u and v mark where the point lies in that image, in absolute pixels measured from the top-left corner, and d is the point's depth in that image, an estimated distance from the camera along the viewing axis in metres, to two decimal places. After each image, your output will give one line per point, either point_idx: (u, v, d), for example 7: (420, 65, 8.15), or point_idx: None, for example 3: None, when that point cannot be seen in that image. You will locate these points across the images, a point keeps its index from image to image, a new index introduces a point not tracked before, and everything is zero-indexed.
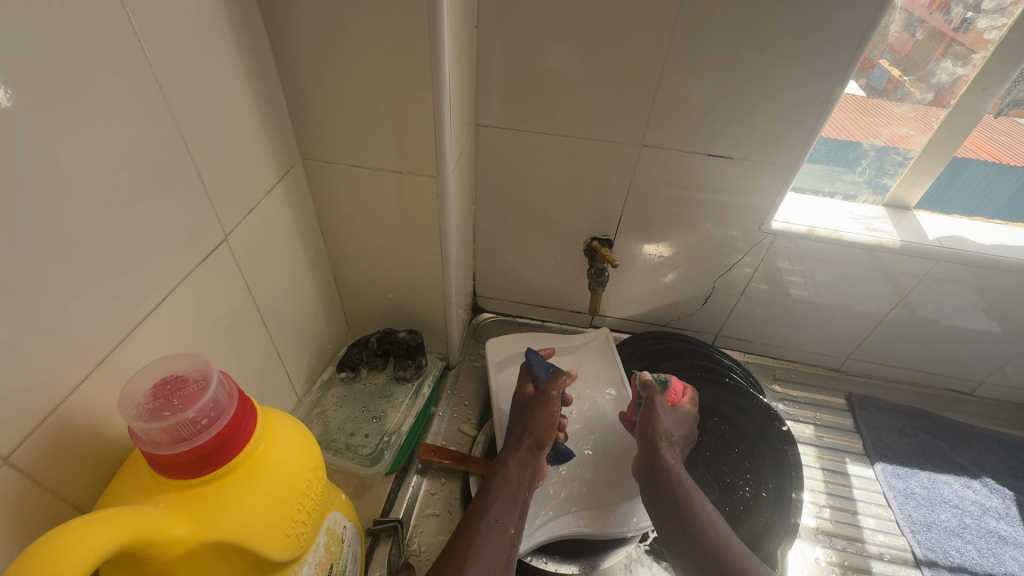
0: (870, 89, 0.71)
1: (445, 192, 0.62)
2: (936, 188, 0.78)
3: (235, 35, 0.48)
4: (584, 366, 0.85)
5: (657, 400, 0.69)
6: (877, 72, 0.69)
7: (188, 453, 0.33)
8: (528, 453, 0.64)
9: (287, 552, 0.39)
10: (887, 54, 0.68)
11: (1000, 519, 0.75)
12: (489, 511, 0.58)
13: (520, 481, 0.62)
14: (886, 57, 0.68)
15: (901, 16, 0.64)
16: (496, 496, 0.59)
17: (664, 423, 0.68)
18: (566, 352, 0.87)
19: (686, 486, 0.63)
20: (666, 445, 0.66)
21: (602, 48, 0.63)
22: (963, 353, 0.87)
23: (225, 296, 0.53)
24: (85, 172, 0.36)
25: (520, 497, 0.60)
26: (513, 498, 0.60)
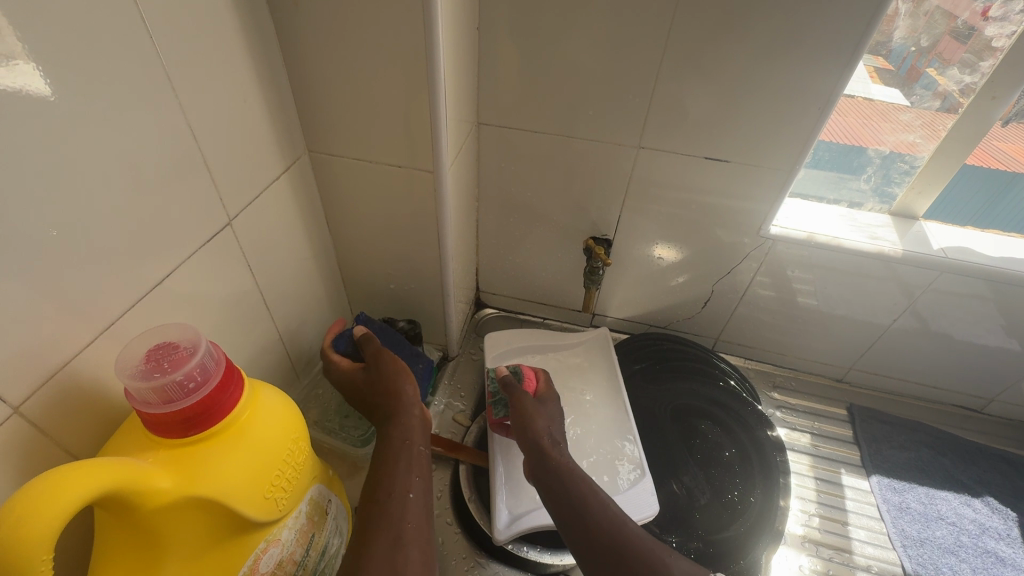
0: (916, 97, 0.70)
1: (442, 187, 0.65)
2: (979, 207, 0.77)
3: (244, 33, 0.51)
4: (578, 363, 0.86)
5: (520, 396, 0.69)
6: (925, 80, 0.69)
7: (175, 413, 0.37)
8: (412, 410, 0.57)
9: (265, 513, 0.42)
10: (935, 62, 0.67)
11: (1000, 540, 0.73)
12: (388, 483, 0.51)
13: (406, 441, 0.54)
14: (936, 66, 0.67)
15: (950, 25, 0.64)
16: (397, 466, 0.52)
17: (538, 416, 0.67)
18: (562, 348, 0.88)
19: (574, 470, 0.61)
20: (544, 437, 0.64)
21: (598, 50, 0.64)
22: (972, 368, 0.85)
23: (229, 277, 0.56)
24: (98, 156, 0.40)
25: (412, 455, 0.54)
26: (409, 460, 0.53)
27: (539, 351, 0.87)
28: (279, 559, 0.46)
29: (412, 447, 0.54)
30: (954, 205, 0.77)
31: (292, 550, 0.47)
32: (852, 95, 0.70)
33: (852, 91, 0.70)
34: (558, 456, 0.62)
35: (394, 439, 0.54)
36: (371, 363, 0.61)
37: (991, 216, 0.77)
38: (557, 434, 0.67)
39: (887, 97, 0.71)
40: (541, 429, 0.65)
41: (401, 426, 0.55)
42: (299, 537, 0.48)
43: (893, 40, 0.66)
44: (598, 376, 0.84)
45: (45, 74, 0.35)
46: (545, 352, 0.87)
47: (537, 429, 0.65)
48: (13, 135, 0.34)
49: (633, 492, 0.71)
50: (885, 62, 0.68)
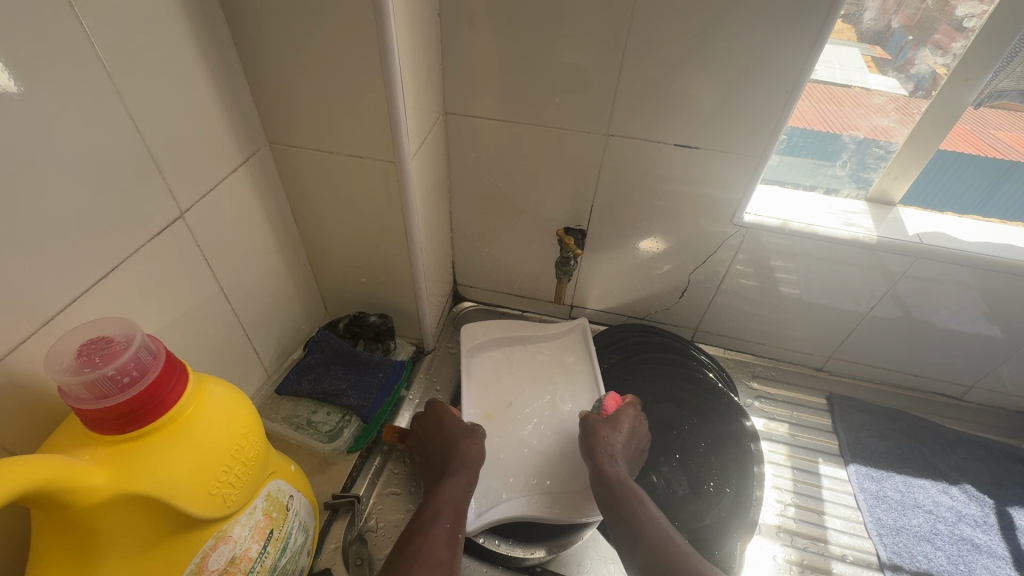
0: (915, 88, 0.68)
1: (405, 178, 0.64)
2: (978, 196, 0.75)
3: (191, 20, 0.50)
4: (554, 354, 0.85)
5: (591, 417, 0.70)
6: (921, 70, 0.67)
7: (108, 409, 0.36)
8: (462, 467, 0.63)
9: (211, 509, 0.41)
10: (933, 51, 0.65)
11: (976, 527, 0.72)
12: (423, 523, 0.56)
13: (458, 493, 0.60)
14: (931, 55, 0.65)
15: (941, 4, 0.62)
16: (436, 506, 0.58)
17: (613, 436, 0.68)
18: (540, 338, 0.87)
19: (634, 491, 0.62)
20: (607, 456, 0.66)
21: (562, 35, 0.63)
22: (951, 355, 0.84)
23: (184, 270, 0.55)
24: (28, 145, 0.39)
25: (456, 506, 0.59)
26: (453, 507, 0.58)
27: (516, 340, 0.86)
28: (232, 556, 0.45)
29: (461, 497, 0.60)
30: (946, 195, 0.76)
31: (247, 546, 0.46)
32: (850, 85, 0.70)
33: (850, 81, 0.69)
34: (615, 471, 0.64)
35: (447, 488, 0.60)
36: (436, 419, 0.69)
37: (990, 204, 0.76)
38: (626, 454, 0.68)
39: (887, 90, 0.69)
40: (610, 448, 0.67)
41: (455, 476, 0.62)
42: (256, 534, 0.47)
43: (890, 28, 0.65)
44: (574, 369, 0.83)
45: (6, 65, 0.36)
46: (520, 341, 0.86)
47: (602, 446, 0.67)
48: None
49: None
50: (883, 52, 0.67)
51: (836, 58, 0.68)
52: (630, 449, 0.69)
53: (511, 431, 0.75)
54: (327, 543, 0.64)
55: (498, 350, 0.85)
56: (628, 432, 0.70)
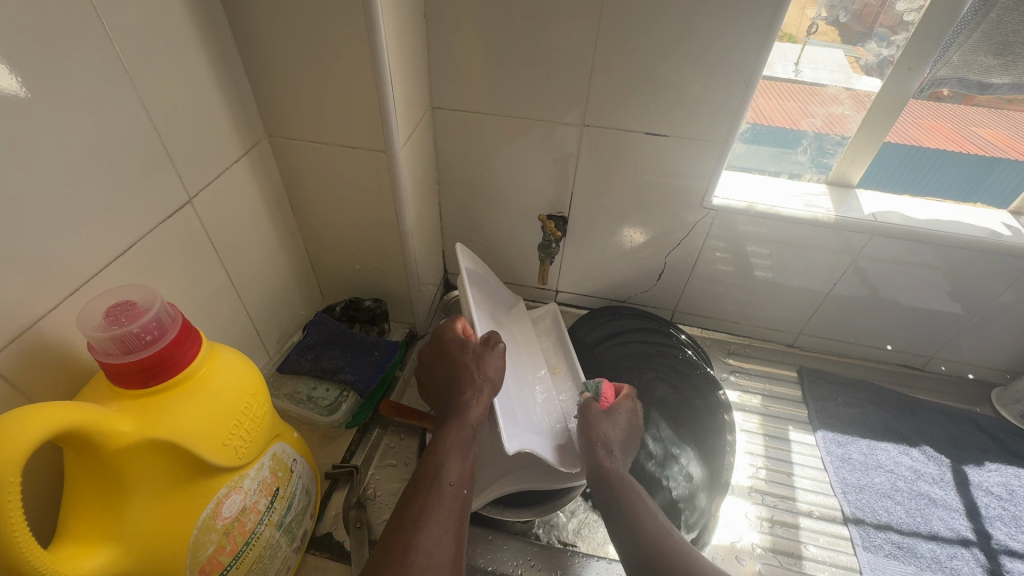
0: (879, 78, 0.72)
1: (395, 166, 0.68)
2: (966, 184, 0.80)
3: (198, 22, 0.55)
4: (512, 323, 0.87)
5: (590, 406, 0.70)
6: (886, 64, 0.71)
7: (133, 363, 0.40)
8: (473, 399, 0.62)
9: (225, 459, 0.46)
10: (895, 46, 0.69)
11: (933, 483, 0.78)
12: (432, 476, 0.56)
13: (463, 435, 0.60)
14: (891, 49, 0.70)
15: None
16: (446, 450, 0.59)
17: (610, 427, 0.69)
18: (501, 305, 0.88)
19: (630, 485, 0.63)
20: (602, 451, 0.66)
21: (539, 32, 0.68)
22: (911, 327, 0.89)
23: (192, 253, 0.60)
24: (54, 132, 0.43)
25: (469, 444, 0.60)
26: (464, 447, 0.59)
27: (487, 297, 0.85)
28: (243, 506, 0.49)
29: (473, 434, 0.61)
30: (932, 185, 0.81)
31: (256, 499, 0.51)
32: (835, 87, 0.75)
33: (834, 82, 0.74)
34: (614, 467, 0.65)
35: (460, 424, 0.61)
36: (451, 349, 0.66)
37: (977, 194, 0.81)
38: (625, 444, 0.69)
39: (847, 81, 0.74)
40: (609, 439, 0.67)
41: (465, 412, 0.61)
42: (263, 489, 0.52)
43: (872, 31, 0.70)
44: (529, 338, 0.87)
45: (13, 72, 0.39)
46: (490, 302, 0.85)
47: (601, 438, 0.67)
48: None
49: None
50: (864, 53, 0.72)
51: (819, 58, 0.73)
52: (628, 437, 0.70)
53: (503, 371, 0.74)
54: (327, 510, 0.68)
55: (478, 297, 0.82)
56: (627, 420, 0.70)
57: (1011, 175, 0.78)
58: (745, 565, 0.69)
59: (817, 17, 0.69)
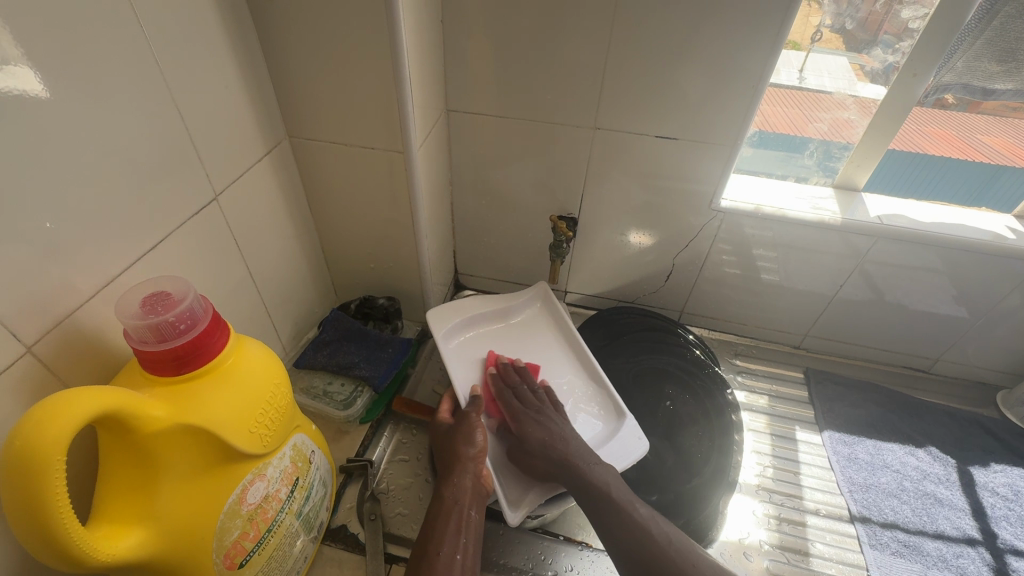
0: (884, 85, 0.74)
1: (412, 167, 0.70)
2: (975, 187, 0.82)
3: (226, 26, 0.57)
4: (540, 349, 0.83)
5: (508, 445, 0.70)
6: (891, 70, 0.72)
7: (168, 351, 0.42)
8: (469, 469, 0.64)
9: (251, 447, 0.47)
10: (899, 52, 0.71)
11: (939, 483, 0.79)
12: (434, 546, 0.58)
13: (458, 501, 0.62)
14: (898, 56, 0.71)
15: (885, 7, 0.69)
16: (441, 524, 0.60)
17: (539, 427, 0.69)
18: (525, 333, 0.84)
19: (587, 474, 0.64)
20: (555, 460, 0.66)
21: (552, 38, 0.70)
22: (917, 330, 0.90)
23: (216, 249, 0.62)
24: (92, 127, 0.45)
25: (462, 517, 0.61)
26: (458, 518, 0.60)
27: (501, 335, 0.83)
28: (266, 494, 0.51)
29: (463, 508, 0.62)
30: (943, 190, 0.82)
31: (278, 487, 0.52)
32: (838, 93, 0.77)
33: (837, 88, 0.76)
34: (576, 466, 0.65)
35: (446, 499, 0.62)
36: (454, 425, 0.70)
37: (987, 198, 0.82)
38: (563, 427, 0.70)
39: (854, 89, 0.76)
40: (540, 438, 0.67)
41: (452, 487, 0.63)
42: (284, 478, 0.53)
43: (877, 38, 0.71)
44: (561, 363, 0.82)
45: (32, 69, 0.40)
46: (504, 338, 0.83)
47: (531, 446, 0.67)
48: (15, 104, 0.39)
49: (613, 445, 0.72)
50: (869, 58, 0.73)
51: (823, 65, 0.75)
52: (557, 419, 0.71)
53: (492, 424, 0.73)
54: (342, 503, 0.70)
55: (483, 341, 0.82)
56: (542, 410, 0.71)
57: (1022, 182, 0.79)
58: (752, 561, 0.70)
59: (823, 24, 0.71)
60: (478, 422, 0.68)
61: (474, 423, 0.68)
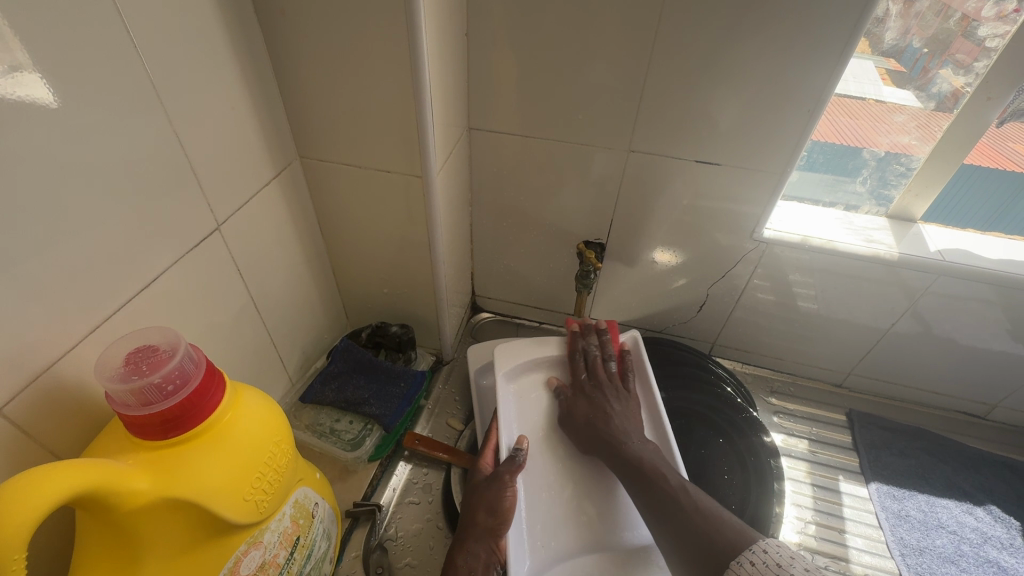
0: (929, 100, 0.68)
1: (430, 192, 0.65)
2: (998, 207, 0.74)
3: (232, 43, 0.53)
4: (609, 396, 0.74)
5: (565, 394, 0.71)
6: (937, 84, 0.67)
7: (153, 416, 0.37)
8: (484, 535, 0.58)
9: (244, 515, 0.42)
10: (948, 64, 0.65)
11: (1002, 549, 0.71)
12: None
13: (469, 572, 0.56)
14: (948, 68, 0.65)
15: (962, 24, 0.62)
16: None
17: (607, 402, 0.68)
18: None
19: (620, 449, 0.63)
20: (615, 430, 0.65)
21: (585, 53, 0.64)
22: (976, 373, 0.83)
23: (217, 280, 0.57)
24: (81, 158, 0.41)
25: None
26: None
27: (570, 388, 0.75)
28: (262, 561, 0.46)
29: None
30: (970, 209, 0.75)
31: (276, 552, 0.47)
32: (863, 97, 0.69)
33: (864, 94, 0.69)
34: (633, 448, 0.62)
35: (458, 568, 0.56)
36: (488, 479, 0.63)
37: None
38: (619, 399, 0.68)
39: (898, 100, 0.69)
40: (586, 412, 0.68)
41: (465, 556, 0.57)
42: (283, 540, 0.48)
43: (904, 42, 0.65)
44: None
45: (48, 80, 0.38)
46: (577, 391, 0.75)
47: (577, 418, 0.68)
48: None
49: None
50: (898, 65, 0.67)
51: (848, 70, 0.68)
52: (614, 398, 0.69)
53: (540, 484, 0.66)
54: (347, 552, 0.65)
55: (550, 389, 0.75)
56: (603, 384, 0.70)
57: None
58: None
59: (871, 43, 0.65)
60: (507, 483, 0.62)
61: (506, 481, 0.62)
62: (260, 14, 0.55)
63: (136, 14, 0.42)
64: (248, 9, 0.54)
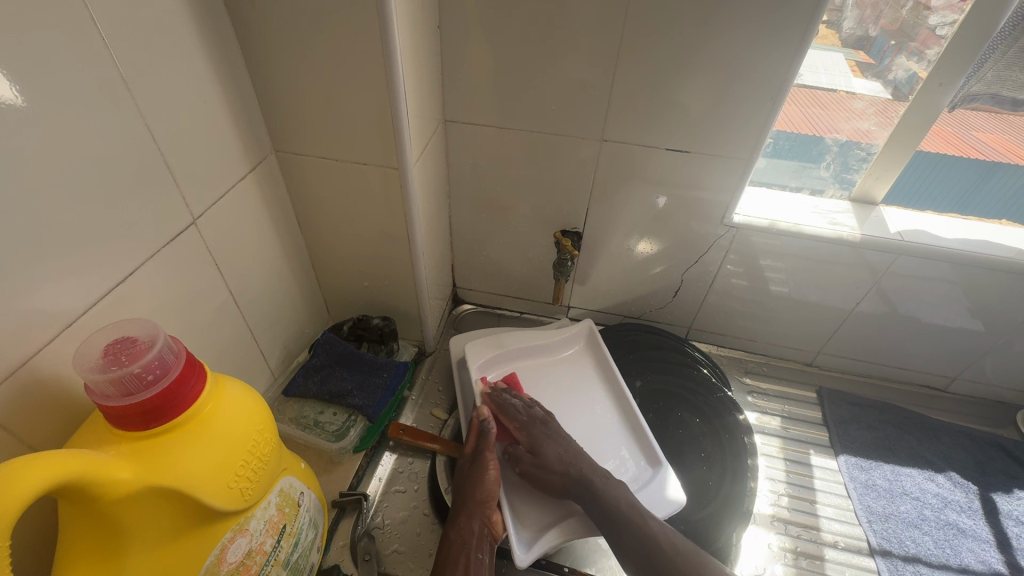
0: (895, 91, 0.70)
1: (408, 184, 0.66)
2: (962, 195, 0.78)
3: (203, 36, 0.53)
4: (573, 381, 0.79)
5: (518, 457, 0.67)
6: (900, 73, 0.69)
7: (134, 406, 0.38)
8: (477, 512, 0.62)
9: (230, 503, 0.43)
10: (910, 55, 0.68)
11: (961, 512, 0.76)
12: None
13: (465, 545, 0.59)
14: (909, 58, 0.68)
15: (914, 13, 0.65)
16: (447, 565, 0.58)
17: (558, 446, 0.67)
18: (552, 370, 0.80)
19: (596, 491, 0.62)
20: (582, 474, 0.64)
21: (556, 45, 0.66)
22: (937, 348, 0.87)
23: (195, 274, 0.57)
24: (53, 152, 0.41)
25: (470, 561, 0.58)
26: (466, 562, 0.58)
27: (530, 373, 0.80)
28: (248, 549, 0.47)
29: (471, 552, 0.59)
30: (929, 195, 0.79)
31: (262, 540, 0.48)
32: (835, 90, 0.72)
33: (836, 86, 0.72)
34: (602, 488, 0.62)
35: (453, 542, 0.60)
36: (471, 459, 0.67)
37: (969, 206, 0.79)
38: (558, 436, 0.68)
39: (868, 92, 0.72)
40: (548, 463, 0.65)
41: (459, 530, 0.61)
42: (270, 528, 0.49)
43: (872, 33, 0.69)
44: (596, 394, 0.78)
45: (20, 76, 0.37)
46: (540, 377, 0.80)
47: (544, 468, 0.65)
48: None
49: (646, 489, 0.68)
50: (867, 57, 0.70)
51: (819, 63, 0.70)
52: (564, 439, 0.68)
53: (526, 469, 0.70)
54: (335, 540, 0.65)
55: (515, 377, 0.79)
56: (547, 431, 0.68)
57: (1008, 188, 0.76)
58: None
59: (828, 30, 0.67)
60: (490, 460, 0.66)
61: (489, 457, 0.66)
62: (231, 8, 0.55)
63: (105, 8, 0.42)
64: (218, 4, 0.54)
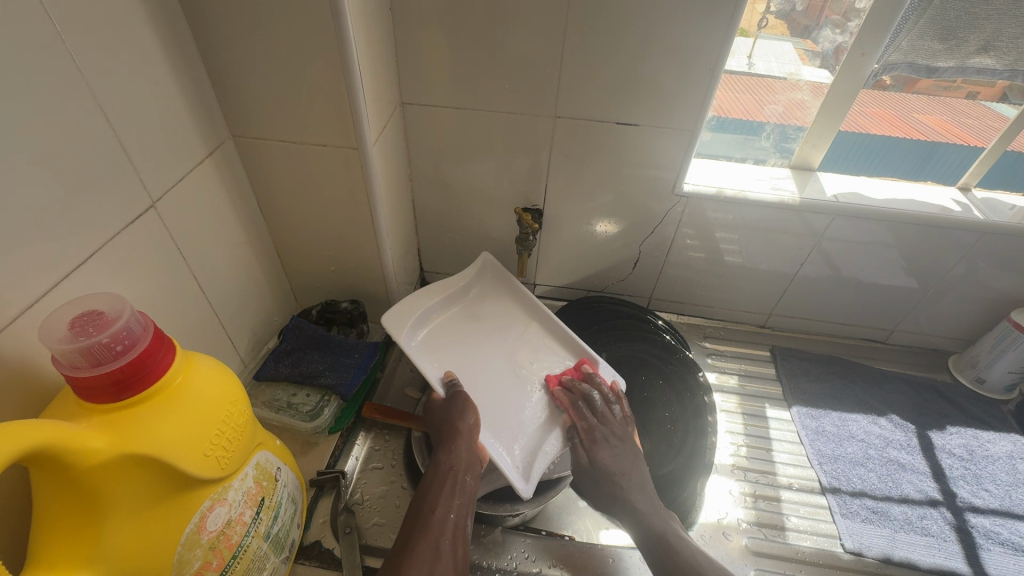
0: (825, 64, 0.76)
1: (368, 164, 0.67)
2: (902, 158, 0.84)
3: (153, 18, 0.52)
4: (498, 318, 0.83)
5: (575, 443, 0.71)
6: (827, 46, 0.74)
7: (102, 376, 0.39)
8: (462, 441, 0.64)
9: (206, 471, 0.44)
10: (834, 28, 0.72)
11: (901, 449, 0.82)
12: (430, 505, 0.60)
13: (452, 468, 0.63)
14: (833, 29, 0.73)
15: None
16: (435, 492, 0.61)
17: (614, 452, 0.71)
18: (475, 316, 0.82)
19: (633, 503, 0.67)
20: (629, 487, 0.69)
21: (508, 23, 0.68)
22: (876, 303, 0.93)
23: (158, 259, 0.57)
24: (5, 131, 0.40)
25: (457, 482, 0.62)
26: (452, 484, 0.62)
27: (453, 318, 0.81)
28: (228, 519, 0.48)
29: (458, 475, 0.62)
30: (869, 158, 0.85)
31: (241, 511, 0.49)
32: (785, 77, 0.78)
33: (785, 73, 0.77)
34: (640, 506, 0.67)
35: (442, 467, 0.63)
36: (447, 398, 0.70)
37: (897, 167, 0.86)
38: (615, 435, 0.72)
39: (817, 79, 0.77)
40: (603, 463, 0.70)
41: (448, 453, 0.63)
42: (248, 500, 0.50)
43: (819, 23, 0.72)
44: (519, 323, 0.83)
45: None
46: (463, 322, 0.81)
47: (600, 465, 0.70)
48: None
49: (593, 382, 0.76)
50: (813, 45, 0.75)
51: (770, 51, 0.75)
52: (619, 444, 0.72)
53: (492, 409, 0.72)
54: (314, 518, 0.67)
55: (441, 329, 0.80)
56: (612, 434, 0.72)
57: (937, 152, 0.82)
58: (732, 540, 0.71)
59: (767, 12, 0.72)
60: (468, 399, 0.68)
61: (468, 397, 0.69)
62: None
63: None
64: None
